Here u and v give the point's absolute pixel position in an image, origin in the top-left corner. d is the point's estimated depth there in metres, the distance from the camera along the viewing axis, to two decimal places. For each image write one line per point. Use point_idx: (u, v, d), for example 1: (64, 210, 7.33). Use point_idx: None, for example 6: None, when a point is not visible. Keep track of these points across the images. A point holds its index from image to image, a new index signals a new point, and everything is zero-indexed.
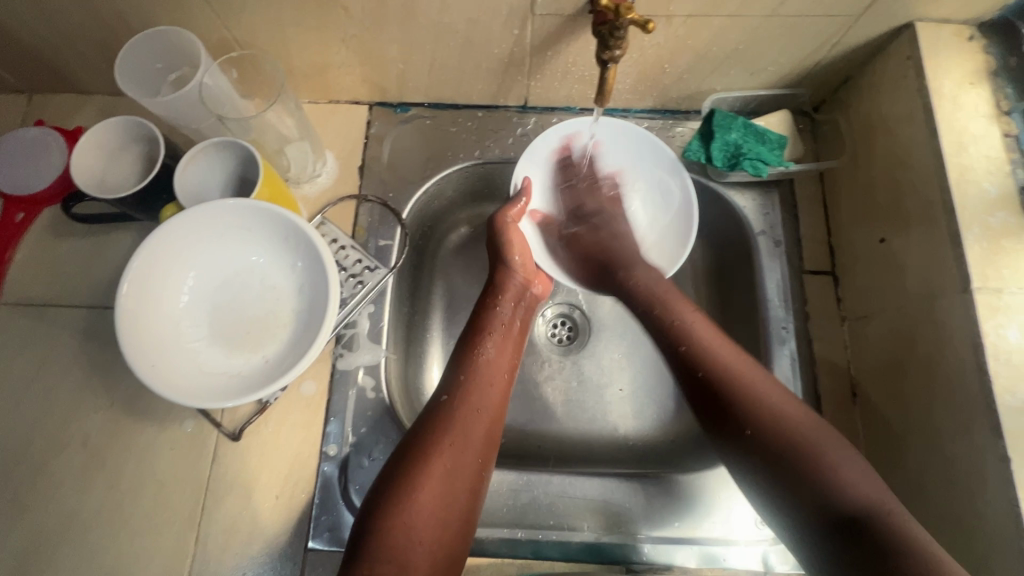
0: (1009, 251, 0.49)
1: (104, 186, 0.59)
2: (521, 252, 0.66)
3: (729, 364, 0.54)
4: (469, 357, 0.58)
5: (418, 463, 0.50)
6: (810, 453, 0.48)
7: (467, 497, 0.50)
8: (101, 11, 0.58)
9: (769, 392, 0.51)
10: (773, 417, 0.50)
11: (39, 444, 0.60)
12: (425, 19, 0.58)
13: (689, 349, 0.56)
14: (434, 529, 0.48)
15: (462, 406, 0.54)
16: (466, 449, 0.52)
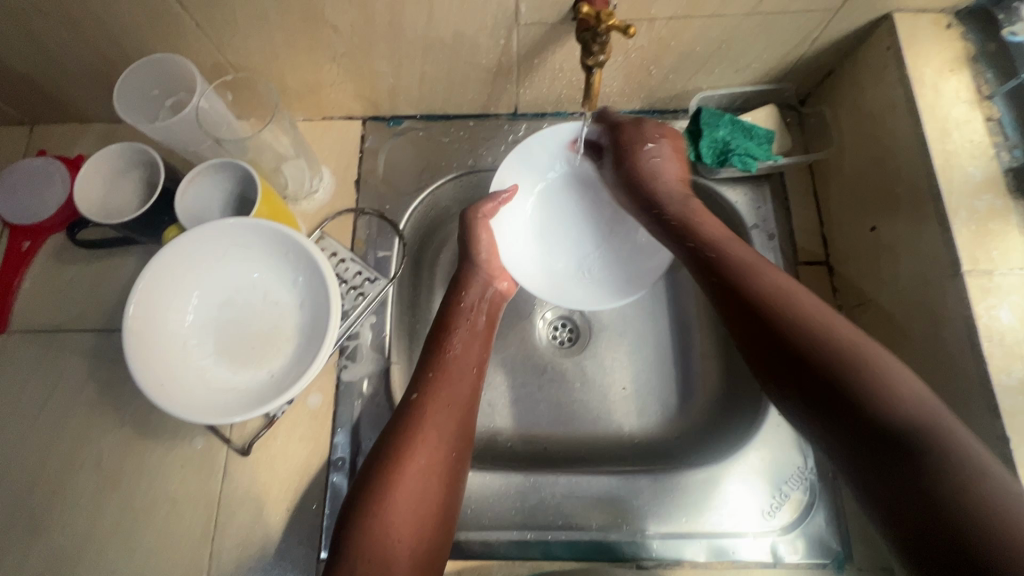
0: (997, 233, 0.50)
1: (107, 211, 0.60)
2: (490, 250, 0.67)
3: (758, 277, 0.51)
4: (436, 356, 0.58)
5: (390, 462, 0.50)
6: (839, 352, 0.44)
7: (444, 490, 0.51)
8: (98, 40, 0.60)
9: (797, 295, 0.49)
10: (795, 320, 0.47)
11: (53, 467, 0.62)
12: (413, 34, 0.59)
13: (717, 264, 0.54)
14: (412, 525, 0.48)
15: (431, 399, 0.55)
16: (439, 444, 0.52)
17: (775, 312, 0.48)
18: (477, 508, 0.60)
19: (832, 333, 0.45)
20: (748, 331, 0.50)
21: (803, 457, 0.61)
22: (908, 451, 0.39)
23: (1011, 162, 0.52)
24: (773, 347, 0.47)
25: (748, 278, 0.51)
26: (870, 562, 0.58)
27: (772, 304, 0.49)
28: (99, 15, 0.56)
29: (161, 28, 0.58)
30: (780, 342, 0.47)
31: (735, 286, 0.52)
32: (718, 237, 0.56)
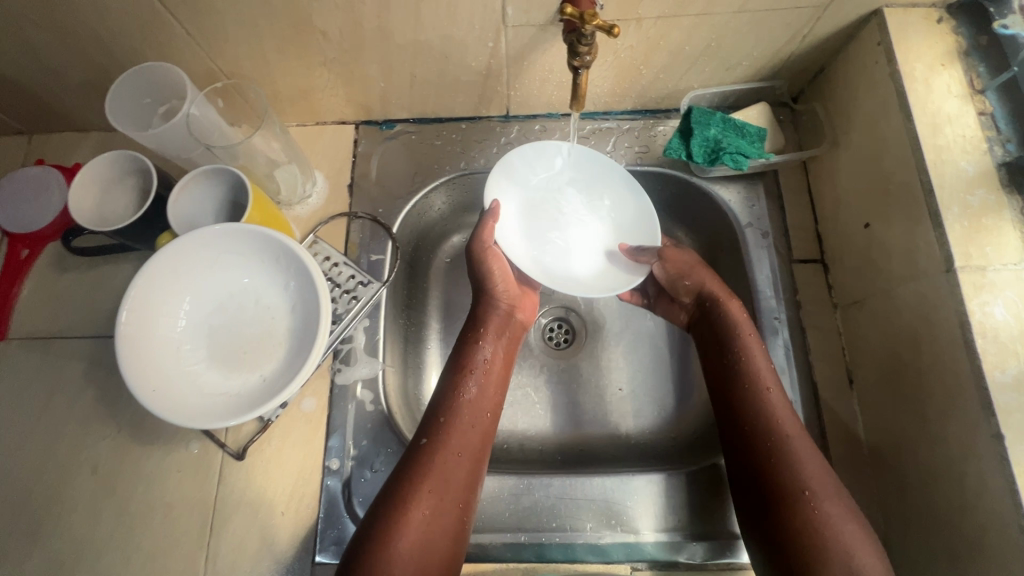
0: (990, 228, 0.49)
1: (102, 219, 0.61)
2: (505, 279, 0.66)
3: (780, 414, 0.54)
4: (455, 391, 0.59)
5: (393, 508, 0.51)
6: (829, 547, 0.47)
7: (461, 502, 0.53)
8: (91, 50, 0.60)
9: (819, 478, 0.50)
10: (813, 503, 0.49)
11: (51, 473, 0.62)
12: (402, 38, 0.60)
13: (742, 369, 0.57)
14: (427, 533, 0.50)
15: (460, 417, 0.58)
16: (444, 493, 0.53)
17: (791, 480, 0.50)
18: None
19: (829, 525, 0.48)
20: (757, 462, 0.52)
21: None
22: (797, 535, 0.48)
23: (1004, 156, 0.52)
24: (772, 496, 0.50)
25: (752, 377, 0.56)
26: None
27: (792, 474, 0.50)
28: (91, 25, 0.57)
29: (152, 36, 0.58)
30: (781, 504, 0.50)
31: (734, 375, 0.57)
32: (739, 328, 0.59)
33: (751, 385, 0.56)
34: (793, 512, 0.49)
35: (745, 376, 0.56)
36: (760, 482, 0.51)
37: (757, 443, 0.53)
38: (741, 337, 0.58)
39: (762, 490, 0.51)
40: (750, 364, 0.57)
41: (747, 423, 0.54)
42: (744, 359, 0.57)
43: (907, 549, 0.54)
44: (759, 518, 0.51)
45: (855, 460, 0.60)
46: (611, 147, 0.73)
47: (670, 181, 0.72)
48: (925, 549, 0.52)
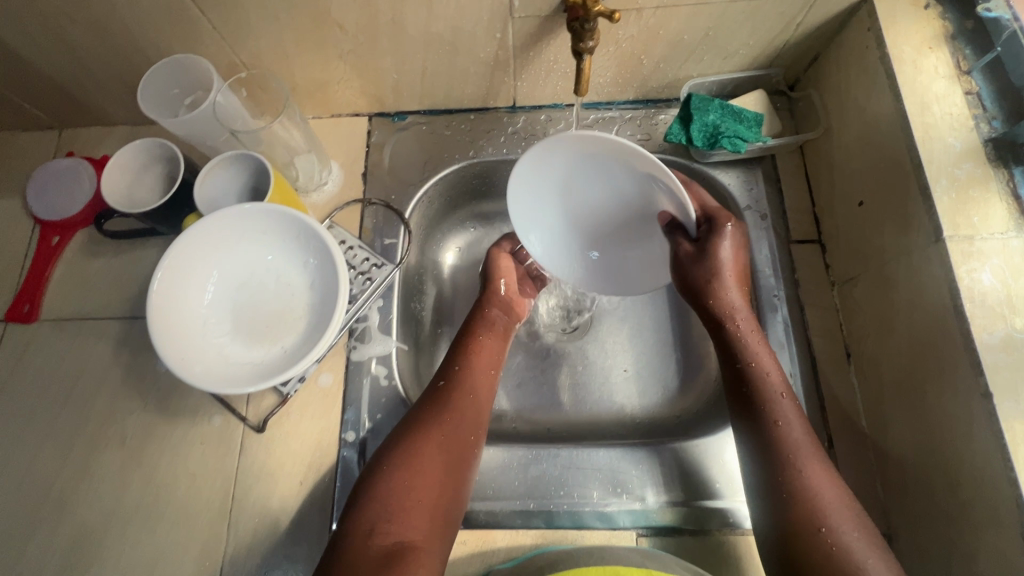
0: (976, 199, 0.52)
1: (132, 203, 0.64)
2: (506, 276, 0.74)
3: (802, 452, 0.53)
4: (466, 346, 0.66)
5: (413, 431, 0.57)
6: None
7: (461, 470, 0.56)
8: (124, 45, 0.64)
9: (838, 511, 0.50)
10: (830, 538, 0.49)
11: (81, 445, 0.65)
12: (414, 30, 0.63)
13: (760, 404, 0.57)
14: (432, 496, 0.53)
15: (458, 386, 0.61)
16: (457, 428, 0.58)
17: (815, 516, 0.50)
18: (481, 480, 0.62)
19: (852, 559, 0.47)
20: (778, 500, 0.52)
21: None
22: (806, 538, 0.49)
23: (990, 133, 0.54)
24: (795, 533, 0.50)
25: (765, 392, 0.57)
26: None
27: (809, 509, 0.50)
28: (123, 19, 0.60)
29: (181, 31, 0.62)
30: (798, 539, 0.50)
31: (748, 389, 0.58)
32: (754, 348, 0.59)
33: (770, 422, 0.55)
34: (811, 546, 0.49)
35: (767, 414, 0.56)
36: (780, 517, 0.51)
37: (775, 468, 0.53)
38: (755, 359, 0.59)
39: (781, 525, 0.51)
40: (771, 401, 0.56)
41: (769, 461, 0.54)
42: (763, 396, 0.57)
43: (907, 512, 0.56)
44: (780, 549, 0.51)
45: (854, 430, 0.62)
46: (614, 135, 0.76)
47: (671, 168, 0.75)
48: (922, 510, 0.54)
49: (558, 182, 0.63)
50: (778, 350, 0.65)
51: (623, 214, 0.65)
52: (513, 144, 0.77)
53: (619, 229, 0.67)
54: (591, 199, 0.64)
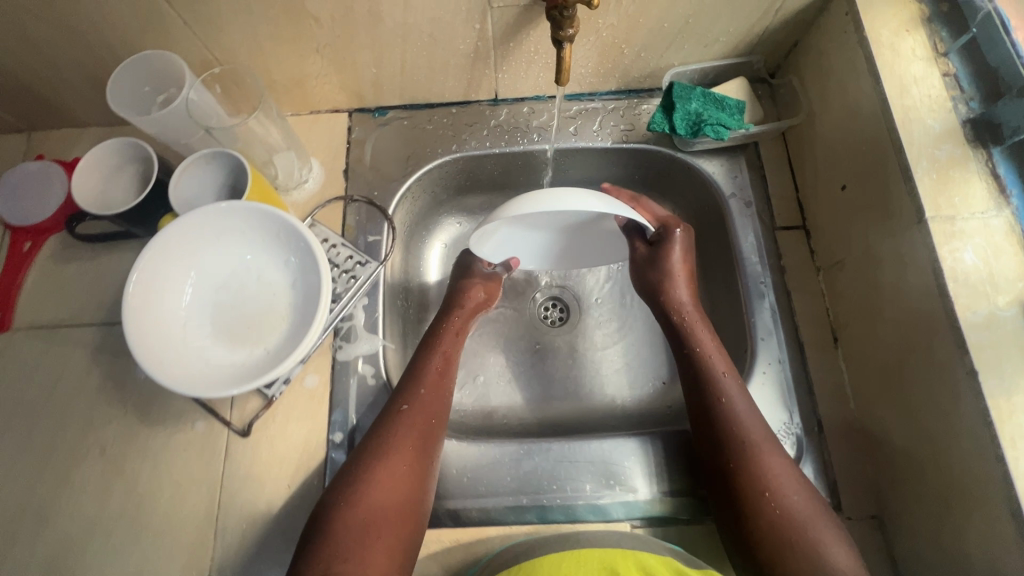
0: (957, 180, 0.52)
1: (105, 204, 0.62)
2: (486, 288, 0.74)
3: (745, 425, 0.57)
4: (429, 366, 0.65)
5: (372, 464, 0.56)
6: (793, 544, 0.50)
7: (421, 492, 0.57)
8: (91, 42, 0.62)
9: (781, 477, 0.54)
10: (774, 502, 0.52)
11: (60, 456, 0.63)
12: (391, 22, 0.62)
13: (704, 384, 0.60)
14: (392, 525, 0.54)
15: (418, 414, 0.60)
16: (418, 458, 0.58)
17: (763, 485, 0.53)
18: (472, 477, 0.62)
19: (795, 522, 0.51)
20: (725, 473, 0.55)
21: (788, 413, 0.62)
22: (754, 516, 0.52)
23: (968, 113, 0.54)
24: (743, 502, 0.53)
25: (711, 377, 0.60)
26: (858, 510, 0.59)
27: (758, 488, 0.53)
28: (88, 15, 0.58)
29: (151, 27, 0.60)
30: (747, 508, 0.53)
31: (696, 375, 0.61)
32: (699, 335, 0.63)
33: (715, 402, 0.58)
34: (758, 513, 0.52)
35: (711, 396, 0.59)
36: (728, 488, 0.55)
37: (723, 449, 0.56)
38: (700, 343, 0.63)
39: (730, 496, 0.54)
40: (713, 381, 0.59)
41: (716, 436, 0.57)
42: (707, 377, 0.60)
43: (896, 493, 0.56)
44: (732, 519, 0.54)
45: (843, 414, 0.62)
46: (597, 126, 0.75)
47: (655, 158, 0.75)
48: (911, 489, 0.55)
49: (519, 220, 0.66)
50: (766, 336, 0.65)
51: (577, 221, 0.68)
52: (496, 137, 0.76)
53: (579, 230, 0.70)
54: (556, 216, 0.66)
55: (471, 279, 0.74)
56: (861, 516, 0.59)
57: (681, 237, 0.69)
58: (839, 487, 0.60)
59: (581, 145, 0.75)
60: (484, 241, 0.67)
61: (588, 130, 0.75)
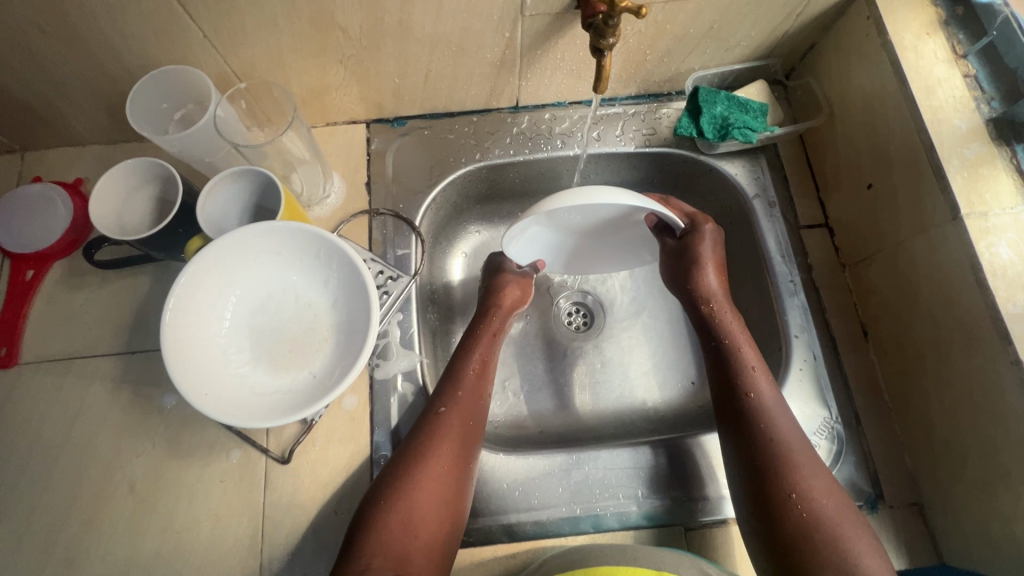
0: (987, 177, 0.54)
1: (122, 228, 0.59)
2: (519, 286, 0.73)
3: (778, 425, 0.57)
4: (463, 367, 0.64)
5: (411, 469, 0.56)
6: (819, 547, 0.50)
7: (458, 498, 0.56)
8: (102, 59, 0.59)
9: (809, 479, 0.54)
10: (800, 504, 0.52)
11: (85, 497, 0.60)
12: (420, 32, 0.60)
13: (734, 376, 0.60)
14: (432, 527, 0.54)
15: (457, 416, 0.60)
16: (456, 465, 0.57)
17: (790, 487, 0.53)
18: (523, 490, 0.61)
19: (823, 522, 0.51)
20: (752, 470, 0.56)
21: (827, 407, 0.63)
22: (776, 507, 0.53)
23: (990, 112, 0.57)
24: (770, 501, 0.53)
25: (743, 370, 0.60)
26: (901, 498, 0.60)
27: (784, 480, 0.54)
28: (101, 31, 0.55)
29: (168, 41, 0.57)
30: (773, 507, 0.53)
31: (727, 366, 0.62)
32: (730, 327, 0.64)
33: (744, 394, 0.59)
34: (782, 507, 0.53)
35: (740, 388, 0.59)
36: (755, 482, 0.55)
37: (753, 440, 0.57)
38: (733, 336, 0.63)
39: (757, 493, 0.55)
40: (743, 375, 0.60)
41: (745, 432, 0.57)
42: (738, 371, 0.61)
43: (937, 480, 0.59)
44: (757, 517, 0.54)
45: (878, 406, 0.64)
46: (620, 131, 0.75)
47: (677, 161, 0.76)
48: (954, 476, 0.57)
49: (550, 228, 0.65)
50: (800, 333, 0.66)
51: (605, 226, 0.66)
52: (519, 144, 0.75)
53: (606, 233, 0.69)
54: (582, 220, 0.63)
55: (504, 280, 0.73)
56: (904, 504, 0.60)
57: (710, 230, 0.68)
58: (880, 478, 0.61)
59: (605, 151, 0.75)
60: (514, 238, 0.64)
61: (611, 136, 0.75)
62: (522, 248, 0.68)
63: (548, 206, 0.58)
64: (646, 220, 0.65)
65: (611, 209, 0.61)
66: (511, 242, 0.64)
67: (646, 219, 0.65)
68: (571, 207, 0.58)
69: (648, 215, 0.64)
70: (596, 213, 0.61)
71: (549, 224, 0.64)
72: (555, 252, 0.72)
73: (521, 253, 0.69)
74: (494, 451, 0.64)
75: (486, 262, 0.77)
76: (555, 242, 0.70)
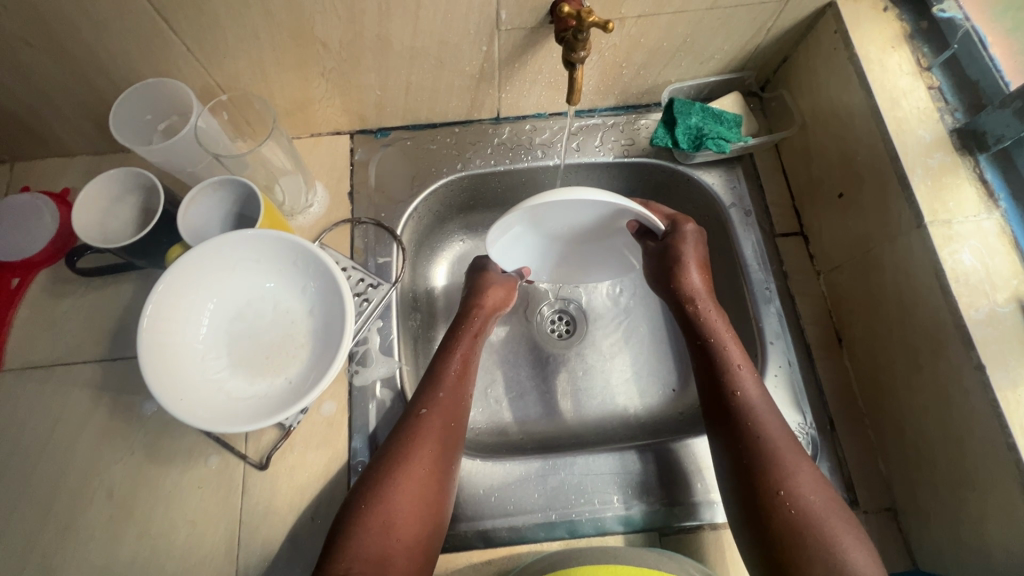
0: (950, 186, 0.55)
1: (105, 237, 0.60)
2: (503, 289, 0.73)
3: (760, 423, 0.57)
4: (444, 368, 0.65)
5: (391, 470, 0.56)
6: (807, 545, 0.50)
7: (440, 499, 0.57)
8: (87, 72, 0.60)
9: (796, 477, 0.54)
10: (788, 502, 0.53)
11: (63, 502, 0.60)
12: (399, 46, 0.62)
13: (720, 377, 0.61)
14: (412, 528, 0.54)
15: (438, 417, 0.60)
16: (436, 467, 0.57)
17: (774, 485, 0.54)
18: (501, 495, 0.62)
19: (810, 521, 0.51)
20: (741, 470, 0.56)
21: (801, 413, 0.63)
22: (765, 506, 0.53)
23: (954, 123, 0.58)
24: (755, 497, 0.54)
25: (730, 368, 0.61)
26: (875, 504, 0.61)
27: (770, 476, 0.54)
28: (86, 45, 0.56)
29: (150, 54, 0.59)
30: (762, 507, 0.53)
31: (713, 365, 0.62)
32: (715, 327, 0.64)
33: (730, 393, 0.60)
34: (771, 506, 0.53)
35: (726, 387, 0.60)
36: (743, 481, 0.55)
37: (740, 439, 0.57)
38: (719, 337, 0.64)
39: (744, 491, 0.55)
40: (729, 374, 0.61)
41: (730, 429, 0.58)
42: (721, 370, 0.61)
43: (910, 485, 0.59)
44: (745, 516, 0.55)
45: (852, 412, 0.65)
46: (599, 141, 0.77)
47: (656, 170, 0.77)
48: (928, 482, 0.57)
49: (532, 229, 0.65)
50: (776, 339, 0.67)
51: (590, 230, 0.67)
52: (500, 154, 0.77)
53: (592, 238, 0.69)
54: (564, 224, 0.64)
55: (489, 281, 0.73)
56: (878, 509, 0.61)
57: (691, 231, 0.68)
58: (854, 483, 0.62)
59: (584, 161, 0.76)
60: (496, 239, 0.63)
61: (590, 146, 0.77)
62: (505, 253, 0.68)
63: (527, 205, 0.57)
64: (628, 227, 0.65)
65: (592, 212, 0.61)
66: (493, 245, 0.64)
67: (629, 225, 0.65)
68: (555, 206, 0.58)
69: (629, 221, 0.64)
70: (578, 214, 0.61)
71: (530, 225, 0.63)
72: (540, 257, 0.73)
73: (503, 258, 0.69)
74: (471, 458, 0.64)
75: (473, 266, 0.77)
76: (539, 245, 0.70)
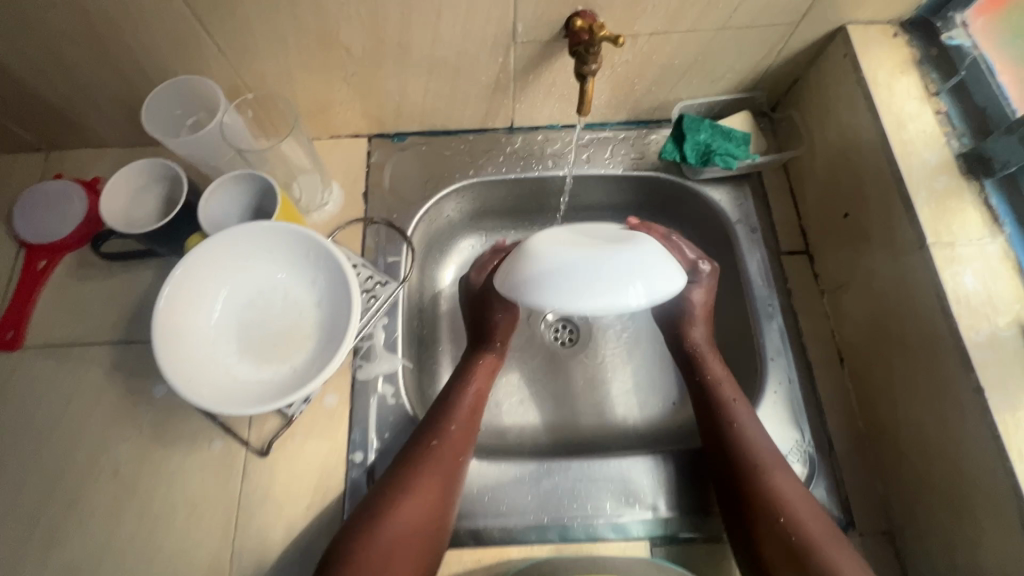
0: (953, 209, 0.56)
1: (130, 222, 0.63)
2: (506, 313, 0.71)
3: (757, 447, 0.58)
4: (458, 398, 0.65)
5: (395, 496, 0.56)
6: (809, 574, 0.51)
7: (442, 522, 0.57)
8: (124, 67, 0.64)
9: (798, 508, 0.54)
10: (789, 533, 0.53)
11: (71, 477, 0.62)
12: (419, 54, 0.65)
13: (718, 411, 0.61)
14: (410, 553, 0.54)
15: (449, 448, 0.60)
16: (441, 497, 0.57)
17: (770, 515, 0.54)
18: (494, 495, 0.62)
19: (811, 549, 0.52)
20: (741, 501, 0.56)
21: (800, 431, 0.63)
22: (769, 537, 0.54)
23: (960, 148, 0.59)
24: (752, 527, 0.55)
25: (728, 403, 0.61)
26: (871, 526, 0.60)
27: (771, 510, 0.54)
28: (125, 42, 0.60)
29: (183, 53, 0.62)
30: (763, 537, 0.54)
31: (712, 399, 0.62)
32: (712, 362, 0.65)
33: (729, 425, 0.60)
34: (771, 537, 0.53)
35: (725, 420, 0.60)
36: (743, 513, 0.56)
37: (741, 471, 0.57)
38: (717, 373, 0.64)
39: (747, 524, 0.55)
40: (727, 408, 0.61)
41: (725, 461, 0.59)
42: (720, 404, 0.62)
43: (907, 507, 0.58)
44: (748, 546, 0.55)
45: (852, 433, 0.64)
46: (609, 154, 0.79)
47: (664, 184, 0.78)
48: (926, 505, 0.56)
49: None
50: (777, 356, 0.66)
51: None
52: (512, 163, 0.79)
53: None
54: None
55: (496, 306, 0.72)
56: (875, 533, 0.60)
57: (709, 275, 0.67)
58: (852, 504, 0.61)
59: (594, 172, 0.78)
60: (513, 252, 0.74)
61: (600, 158, 0.78)
62: None
63: None
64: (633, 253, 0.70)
65: None
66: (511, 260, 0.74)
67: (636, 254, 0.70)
68: None
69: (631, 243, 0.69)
70: None
71: None
72: None
73: None
74: None
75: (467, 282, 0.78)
76: None
